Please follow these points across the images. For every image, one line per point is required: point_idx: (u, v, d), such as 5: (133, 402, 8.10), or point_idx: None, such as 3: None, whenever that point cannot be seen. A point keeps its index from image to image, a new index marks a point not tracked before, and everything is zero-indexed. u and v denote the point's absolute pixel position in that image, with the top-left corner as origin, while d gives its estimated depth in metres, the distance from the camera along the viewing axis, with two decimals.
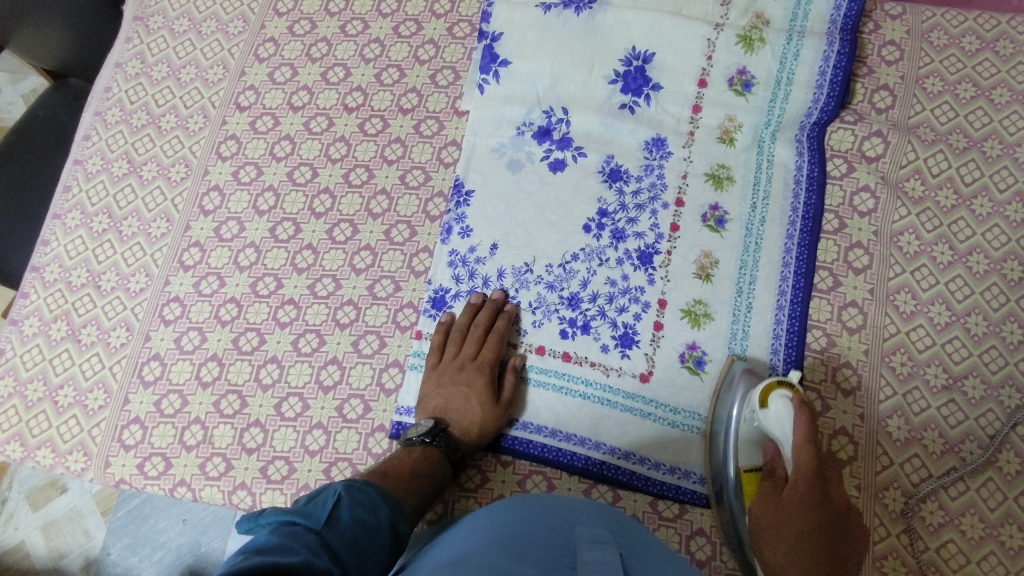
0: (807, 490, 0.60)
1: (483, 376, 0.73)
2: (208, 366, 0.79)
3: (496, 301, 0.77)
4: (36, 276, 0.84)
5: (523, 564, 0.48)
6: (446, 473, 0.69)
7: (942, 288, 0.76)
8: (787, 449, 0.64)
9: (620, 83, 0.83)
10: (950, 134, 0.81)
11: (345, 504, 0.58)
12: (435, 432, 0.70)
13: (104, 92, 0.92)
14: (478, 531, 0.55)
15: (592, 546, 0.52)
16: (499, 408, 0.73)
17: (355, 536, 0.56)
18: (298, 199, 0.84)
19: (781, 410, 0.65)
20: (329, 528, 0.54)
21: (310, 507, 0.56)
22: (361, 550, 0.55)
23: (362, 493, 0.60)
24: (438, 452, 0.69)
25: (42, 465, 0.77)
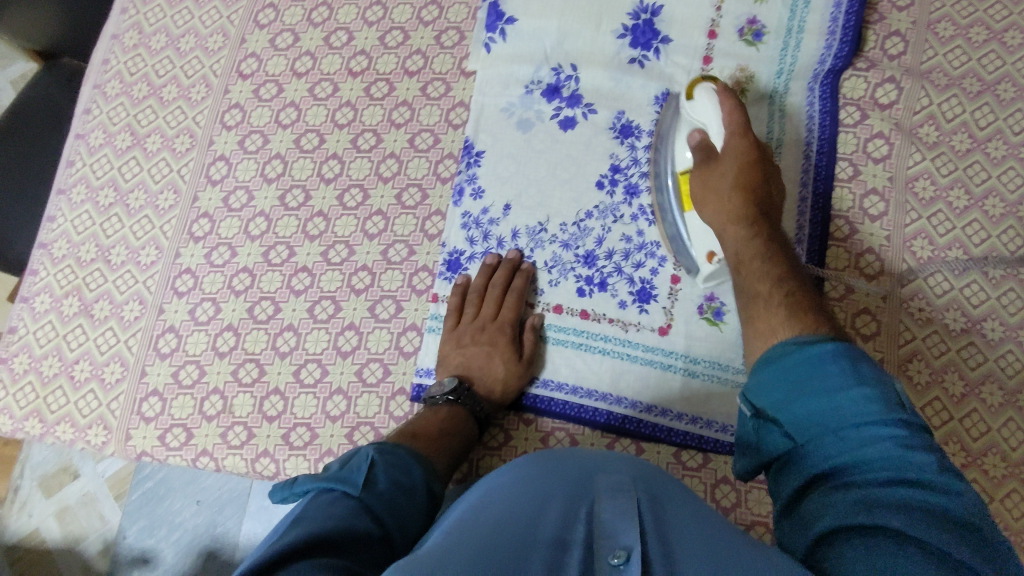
0: (741, 151, 0.66)
1: (504, 335, 0.73)
2: (224, 336, 0.78)
3: (513, 260, 0.77)
4: (44, 252, 0.83)
5: (537, 529, 0.47)
6: (472, 433, 0.70)
7: (959, 232, 0.76)
8: (715, 125, 0.68)
9: (628, 37, 0.82)
10: (963, 78, 0.80)
11: (379, 466, 0.57)
12: (458, 390, 0.70)
13: (102, 65, 0.90)
14: (500, 489, 0.55)
15: (612, 499, 0.51)
16: (523, 366, 0.73)
17: (394, 497, 0.56)
18: (306, 166, 0.83)
19: (705, 99, 0.69)
20: (366, 491, 0.54)
21: (344, 472, 0.56)
22: (401, 509, 0.55)
23: (395, 456, 0.60)
24: (463, 411, 0.70)
25: (62, 440, 0.77)
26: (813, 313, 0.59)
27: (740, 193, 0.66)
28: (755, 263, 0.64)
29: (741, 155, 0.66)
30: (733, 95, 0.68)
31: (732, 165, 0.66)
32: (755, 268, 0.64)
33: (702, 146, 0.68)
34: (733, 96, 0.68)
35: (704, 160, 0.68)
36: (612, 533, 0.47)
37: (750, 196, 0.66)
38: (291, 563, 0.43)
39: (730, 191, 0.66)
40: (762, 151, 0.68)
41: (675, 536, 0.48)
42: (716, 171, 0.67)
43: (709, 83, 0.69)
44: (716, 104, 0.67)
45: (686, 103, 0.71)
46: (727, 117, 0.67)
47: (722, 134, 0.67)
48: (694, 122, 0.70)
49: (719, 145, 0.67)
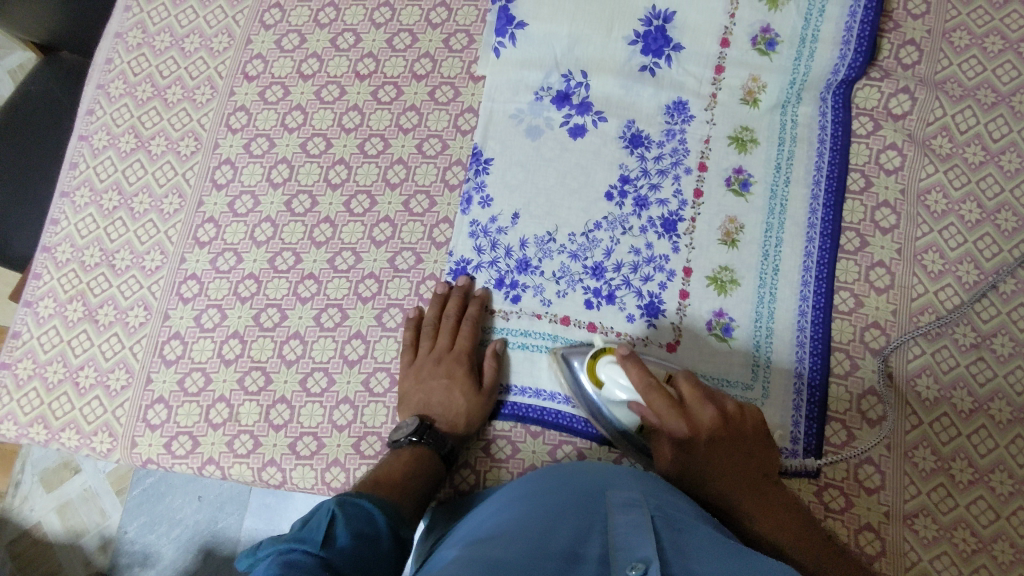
0: (692, 439, 0.63)
1: (462, 365, 0.72)
2: (230, 343, 0.78)
3: (464, 288, 0.76)
4: (47, 256, 0.82)
5: (551, 536, 0.48)
6: (438, 469, 0.68)
7: (970, 246, 0.76)
8: (643, 403, 0.64)
9: (640, 44, 0.81)
10: (978, 89, 0.79)
11: (341, 521, 0.53)
12: (421, 429, 0.69)
13: (105, 64, 0.89)
14: (510, 504, 0.56)
15: (623, 508, 0.52)
16: (483, 396, 0.72)
17: (360, 551, 0.52)
18: (313, 171, 0.82)
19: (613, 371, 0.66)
20: (328, 549, 0.50)
21: (304, 531, 0.51)
22: (368, 563, 0.51)
23: (359, 506, 0.56)
24: (427, 449, 0.68)
25: (67, 446, 0.77)
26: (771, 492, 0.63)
27: (703, 433, 0.63)
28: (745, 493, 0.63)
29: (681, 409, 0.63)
30: (640, 363, 0.64)
31: (676, 425, 0.62)
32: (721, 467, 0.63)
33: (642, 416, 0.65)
34: (641, 362, 0.65)
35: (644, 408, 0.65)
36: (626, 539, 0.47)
37: (715, 445, 0.63)
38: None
39: (706, 458, 0.64)
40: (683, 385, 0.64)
41: (689, 544, 0.48)
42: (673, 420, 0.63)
43: (611, 357, 0.67)
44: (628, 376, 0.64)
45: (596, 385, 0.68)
46: (651, 401, 0.63)
47: (655, 410, 0.63)
48: (616, 400, 0.67)
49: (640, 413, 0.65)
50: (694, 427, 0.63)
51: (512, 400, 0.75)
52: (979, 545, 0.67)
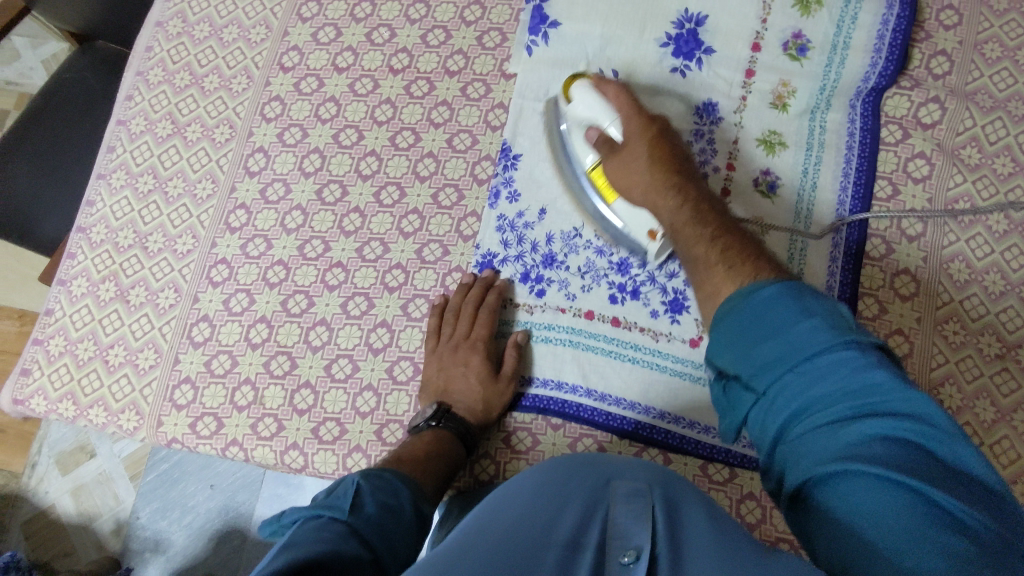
0: (643, 143, 0.67)
1: (480, 353, 0.74)
2: (257, 328, 0.79)
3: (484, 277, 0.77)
4: (82, 236, 0.84)
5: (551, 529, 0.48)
6: (458, 454, 0.69)
7: (997, 256, 0.76)
8: (608, 122, 0.68)
9: (672, 46, 0.81)
10: (1009, 101, 0.79)
11: (367, 491, 0.56)
12: (440, 415, 0.71)
13: (145, 52, 0.91)
14: (520, 488, 0.55)
15: (627, 503, 0.51)
16: (500, 383, 0.73)
17: (383, 521, 0.54)
18: (344, 161, 0.83)
19: (585, 92, 0.70)
20: (354, 517, 0.52)
21: (331, 499, 0.53)
22: (392, 533, 0.54)
23: (382, 480, 0.58)
24: (446, 433, 0.69)
25: (94, 423, 0.78)
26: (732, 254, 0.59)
27: (657, 170, 0.66)
28: (688, 230, 0.63)
29: (639, 130, 0.68)
30: (621, 90, 0.69)
31: (631, 125, 0.68)
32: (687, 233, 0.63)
33: (601, 139, 0.70)
34: (614, 84, 0.70)
35: (610, 151, 0.69)
36: (624, 537, 0.47)
37: (666, 161, 0.67)
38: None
39: (648, 170, 0.66)
40: (657, 123, 0.69)
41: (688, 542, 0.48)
42: (625, 157, 0.68)
43: (582, 78, 0.71)
44: (596, 95, 0.69)
45: (568, 105, 0.72)
46: (620, 109, 0.69)
47: (617, 127, 0.68)
48: (584, 122, 0.71)
49: (619, 136, 0.68)
50: (683, 200, 0.65)
51: (533, 392, 0.75)
52: None
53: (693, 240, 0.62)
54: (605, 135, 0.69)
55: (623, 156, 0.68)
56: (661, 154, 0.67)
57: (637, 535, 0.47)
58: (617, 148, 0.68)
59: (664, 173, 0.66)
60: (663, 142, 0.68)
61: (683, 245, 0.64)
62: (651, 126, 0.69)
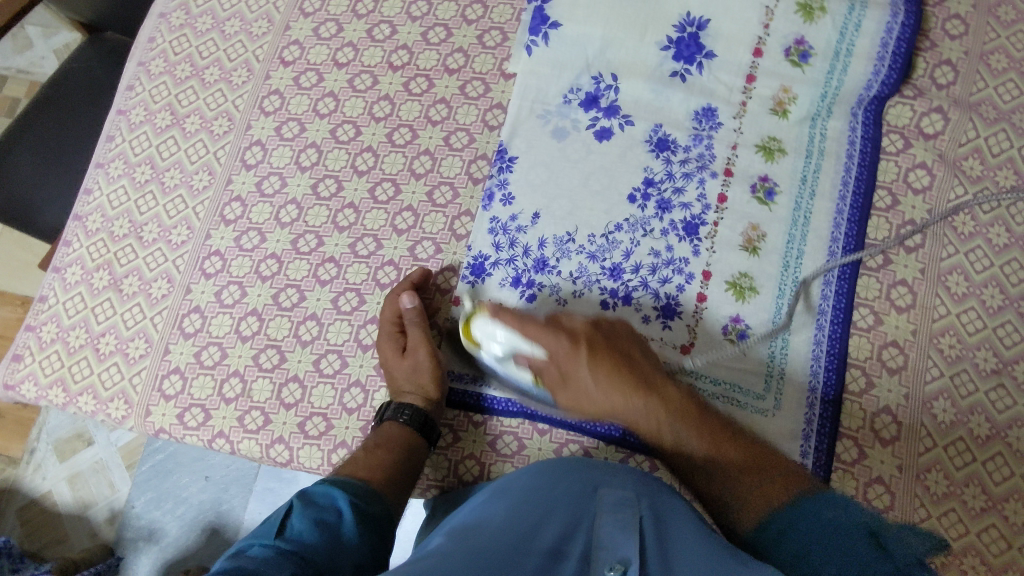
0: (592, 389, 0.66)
1: (393, 338, 0.73)
2: (248, 320, 0.79)
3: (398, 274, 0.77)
4: (78, 224, 0.85)
5: (537, 536, 0.49)
6: (413, 436, 0.69)
7: (997, 270, 0.74)
8: (524, 346, 0.66)
9: (672, 50, 0.81)
10: (1013, 113, 0.78)
11: (296, 509, 0.60)
12: (384, 411, 0.71)
13: (148, 42, 0.91)
14: (503, 496, 0.56)
15: (613, 514, 0.52)
16: (420, 355, 0.72)
17: (321, 534, 0.59)
18: (341, 157, 0.83)
19: (487, 323, 0.68)
20: (281, 537, 0.57)
21: (266, 528, 0.59)
22: (331, 544, 0.58)
23: (315, 492, 0.62)
24: (392, 426, 0.69)
25: (83, 411, 0.78)
26: (726, 444, 0.65)
27: (610, 376, 0.66)
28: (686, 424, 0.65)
29: (575, 343, 0.66)
30: (510, 312, 0.68)
31: (580, 370, 0.66)
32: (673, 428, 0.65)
33: (540, 366, 0.67)
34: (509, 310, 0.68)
35: (560, 379, 0.67)
36: (612, 546, 0.48)
37: (620, 371, 0.66)
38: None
39: (600, 392, 0.66)
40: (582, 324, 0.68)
41: (674, 553, 0.49)
42: (572, 384, 0.67)
43: (478, 309, 0.69)
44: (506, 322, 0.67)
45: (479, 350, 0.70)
46: (548, 350, 0.66)
47: (546, 347, 0.66)
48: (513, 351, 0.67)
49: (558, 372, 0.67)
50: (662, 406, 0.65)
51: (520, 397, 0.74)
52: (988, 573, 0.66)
53: (674, 405, 0.66)
54: (543, 361, 0.66)
55: (571, 384, 0.67)
56: (615, 384, 0.66)
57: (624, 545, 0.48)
58: (562, 379, 0.67)
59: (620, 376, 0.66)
60: (610, 350, 0.67)
61: (673, 441, 0.66)
62: (595, 351, 0.66)
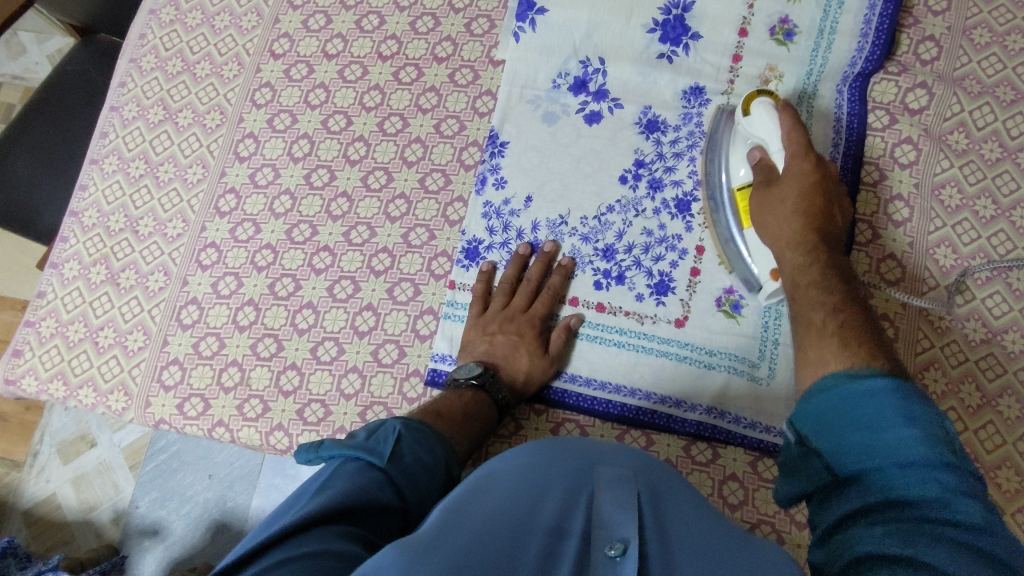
0: (801, 175, 0.66)
1: (534, 328, 0.74)
2: (244, 311, 0.80)
3: (549, 253, 0.77)
4: (75, 220, 0.85)
5: (539, 515, 0.49)
6: (492, 418, 0.69)
7: (984, 242, 0.75)
8: (773, 143, 0.69)
9: (659, 32, 0.82)
10: (997, 86, 0.79)
11: (405, 442, 0.58)
12: (484, 375, 0.70)
13: (138, 39, 0.92)
14: (504, 472, 0.56)
15: (611, 490, 0.52)
16: (547, 360, 0.73)
17: (417, 473, 0.56)
18: (333, 147, 0.84)
19: (762, 112, 0.70)
20: (392, 464, 0.55)
21: (372, 443, 0.56)
22: (422, 487, 0.56)
23: (420, 432, 0.60)
24: (487, 397, 0.70)
25: (84, 404, 0.79)
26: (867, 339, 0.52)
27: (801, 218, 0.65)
28: (813, 288, 0.60)
29: (800, 148, 0.67)
30: (793, 112, 0.69)
31: (801, 165, 0.67)
32: (811, 295, 0.60)
33: (757, 163, 0.70)
34: (793, 112, 0.69)
35: (765, 182, 0.69)
36: (610, 526, 0.48)
37: (811, 215, 0.65)
38: (296, 541, 0.45)
39: (795, 199, 0.66)
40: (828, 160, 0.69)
41: (674, 530, 0.50)
42: (780, 188, 0.67)
43: (764, 96, 0.71)
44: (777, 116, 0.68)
45: (743, 120, 0.72)
46: (793, 148, 0.67)
47: (783, 150, 0.68)
48: (752, 137, 0.71)
49: (778, 162, 0.69)
50: (817, 263, 0.62)
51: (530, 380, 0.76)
52: None
53: (815, 302, 0.58)
54: (764, 158, 0.70)
55: (774, 189, 0.68)
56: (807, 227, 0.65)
57: (622, 520, 0.48)
58: (769, 182, 0.68)
59: (812, 228, 0.65)
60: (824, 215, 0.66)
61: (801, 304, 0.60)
62: (815, 168, 0.67)
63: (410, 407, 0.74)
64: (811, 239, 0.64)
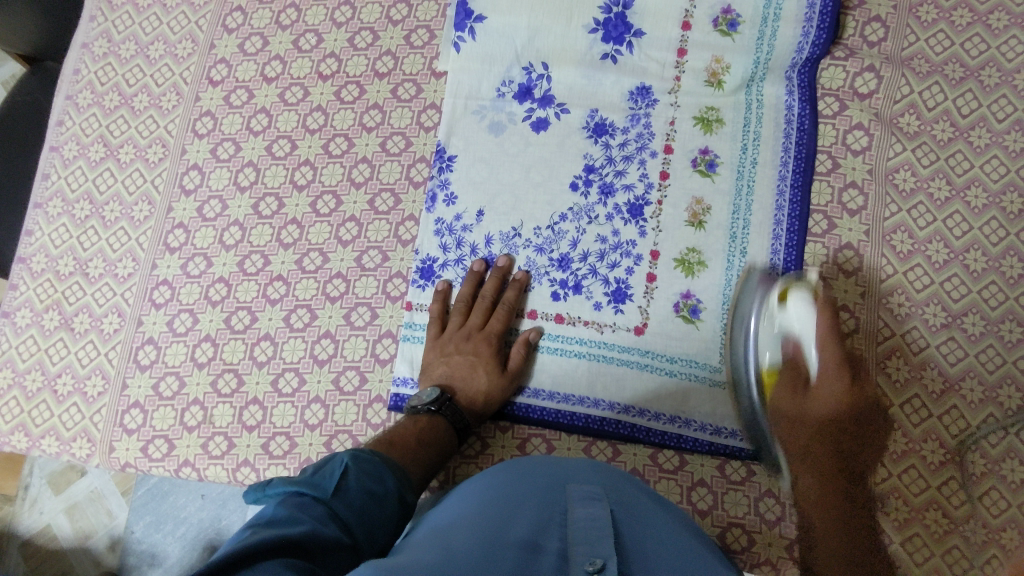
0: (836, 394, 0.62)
1: (490, 345, 0.73)
2: (202, 347, 0.79)
3: (503, 268, 0.76)
4: (23, 266, 0.84)
5: (513, 531, 0.47)
6: (452, 441, 0.70)
7: (940, 225, 0.74)
8: (811, 346, 0.64)
9: (600, 32, 0.80)
10: (946, 64, 0.78)
11: (352, 474, 0.58)
12: (441, 400, 0.70)
13: (73, 75, 0.90)
14: (471, 493, 0.55)
15: (583, 508, 0.50)
16: (505, 377, 0.73)
17: (365, 504, 0.57)
18: (279, 173, 0.83)
19: (799, 307, 0.65)
20: (337, 498, 0.55)
21: (317, 479, 0.57)
22: (371, 518, 0.56)
23: (370, 463, 0.61)
24: (444, 421, 0.70)
25: (48, 453, 0.78)
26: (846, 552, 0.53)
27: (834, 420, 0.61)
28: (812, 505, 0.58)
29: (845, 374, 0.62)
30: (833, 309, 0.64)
31: (833, 387, 0.62)
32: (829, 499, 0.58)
33: (793, 360, 0.66)
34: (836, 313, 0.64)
35: (795, 383, 0.64)
36: (589, 540, 0.46)
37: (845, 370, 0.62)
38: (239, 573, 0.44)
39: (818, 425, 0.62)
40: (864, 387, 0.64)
41: (647, 547, 0.48)
42: (812, 393, 0.63)
43: (802, 287, 0.66)
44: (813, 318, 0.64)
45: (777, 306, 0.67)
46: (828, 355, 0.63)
47: (817, 356, 0.64)
48: (784, 331, 0.66)
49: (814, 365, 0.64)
50: (836, 401, 0.62)
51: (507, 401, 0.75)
52: (950, 526, 0.67)
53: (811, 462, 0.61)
54: (796, 349, 0.66)
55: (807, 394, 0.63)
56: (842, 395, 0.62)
57: (604, 535, 0.46)
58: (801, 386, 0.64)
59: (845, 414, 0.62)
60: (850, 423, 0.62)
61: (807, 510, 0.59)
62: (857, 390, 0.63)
63: (374, 433, 0.74)
64: (831, 467, 0.60)
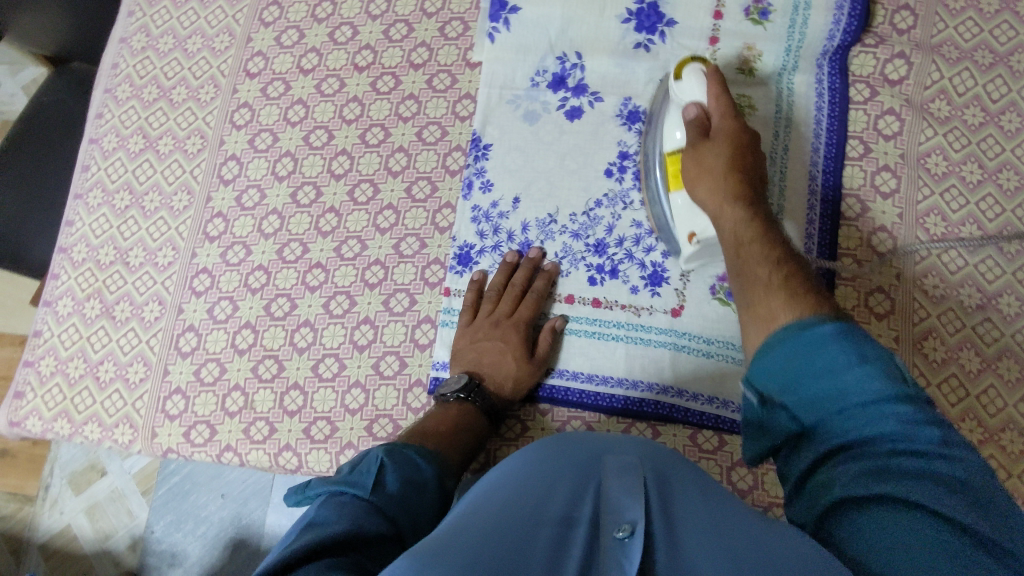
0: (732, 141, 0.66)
1: (518, 332, 0.74)
2: (242, 333, 0.79)
3: (533, 260, 0.77)
4: (64, 257, 0.85)
5: (547, 508, 0.46)
6: (483, 427, 0.71)
7: (973, 207, 0.75)
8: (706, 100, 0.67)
9: (633, 21, 0.81)
10: (975, 51, 0.79)
11: (390, 468, 0.58)
12: (469, 387, 0.71)
13: (112, 69, 0.91)
14: (509, 468, 0.54)
15: (619, 476, 0.48)
16: (532, 364, 0.73)
17: (406, 496, 0.57)
18: (316, 162, 0.84)
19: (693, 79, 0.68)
20: (377, 493, 0.55)
21: (355, 475, 0.56)
22: (412, 507, 0.57)
23: (407, 456, 0.60)
24: (473, 408, 0.71)
25: (90, 440, 0.79)
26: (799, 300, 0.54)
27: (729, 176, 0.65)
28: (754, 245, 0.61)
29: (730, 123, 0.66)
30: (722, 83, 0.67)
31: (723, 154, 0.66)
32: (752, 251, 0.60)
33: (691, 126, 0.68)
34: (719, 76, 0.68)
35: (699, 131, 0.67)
36: (619, 508, 0.45)
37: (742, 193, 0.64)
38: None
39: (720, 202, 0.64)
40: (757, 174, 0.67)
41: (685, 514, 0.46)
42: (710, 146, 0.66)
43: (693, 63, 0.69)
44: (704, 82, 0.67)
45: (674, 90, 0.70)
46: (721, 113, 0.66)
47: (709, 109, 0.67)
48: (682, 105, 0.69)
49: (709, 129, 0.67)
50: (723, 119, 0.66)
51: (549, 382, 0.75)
52: None
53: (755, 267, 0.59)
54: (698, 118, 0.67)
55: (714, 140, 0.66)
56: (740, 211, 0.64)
57: (634, 503, 0.45)
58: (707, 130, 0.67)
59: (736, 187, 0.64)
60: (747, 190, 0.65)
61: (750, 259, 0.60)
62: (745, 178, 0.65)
63: (415, 417, 0.75)
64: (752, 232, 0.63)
